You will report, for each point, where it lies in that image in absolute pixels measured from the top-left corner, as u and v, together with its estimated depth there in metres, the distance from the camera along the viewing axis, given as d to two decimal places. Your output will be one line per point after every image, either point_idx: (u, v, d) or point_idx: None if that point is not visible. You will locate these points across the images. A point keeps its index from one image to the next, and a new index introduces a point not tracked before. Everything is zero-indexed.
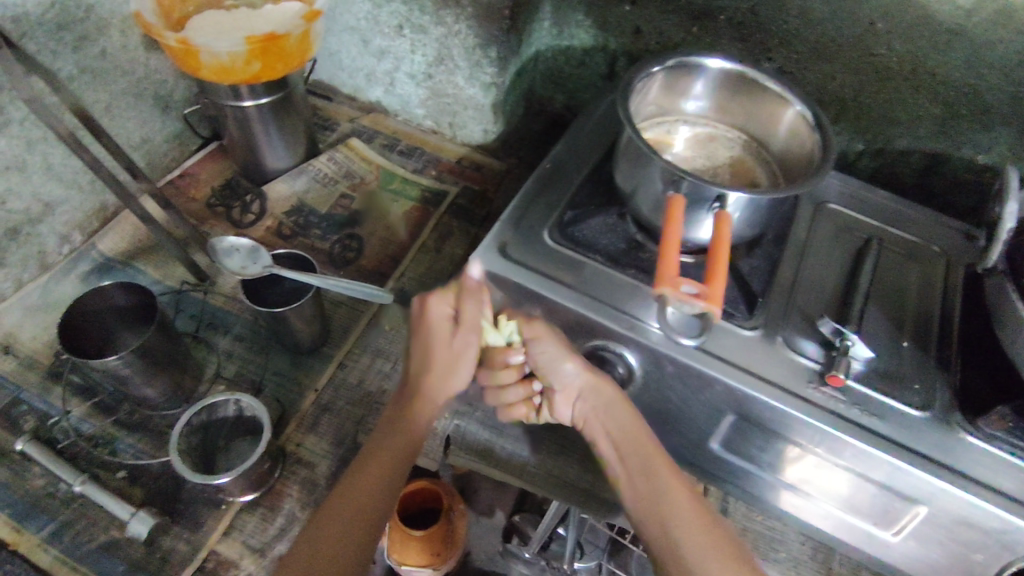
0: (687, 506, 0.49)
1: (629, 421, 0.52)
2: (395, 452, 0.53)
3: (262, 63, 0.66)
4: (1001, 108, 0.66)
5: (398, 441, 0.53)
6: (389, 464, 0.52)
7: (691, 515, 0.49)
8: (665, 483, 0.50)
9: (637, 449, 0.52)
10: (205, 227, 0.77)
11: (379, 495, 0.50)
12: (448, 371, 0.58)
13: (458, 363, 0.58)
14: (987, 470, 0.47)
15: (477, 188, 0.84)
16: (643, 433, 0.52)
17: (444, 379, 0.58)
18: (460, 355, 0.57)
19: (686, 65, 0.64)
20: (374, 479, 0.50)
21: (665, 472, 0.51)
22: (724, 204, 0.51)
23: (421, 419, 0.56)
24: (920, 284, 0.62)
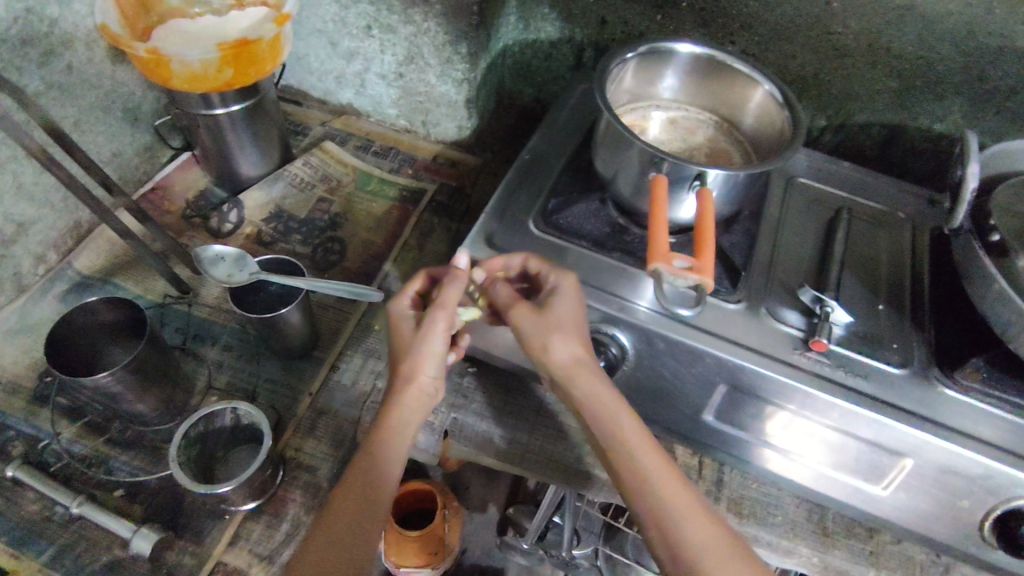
0: (685, 501, 0.48)
1: (614, 410, 0.51)
2: (385, 456, 0.49)
3: (235, 70, 0.66)
4: (954, 78, 0.68)
5: (388, 444, 0.50)
6: (380, 470, 0.49)
7: (692, 510, 0.48)
8: (658, 475, 0.49)
9: (626, 438, 0.50)
10: (184, 239, 0.77)
11: (372, 504, 0.47)
12: (418, 361, 0.52)
13: (427, 350, 0.52)
14: (967, 420, 0.50)
15: (453, 184, 0.85)
16: (629, 421, 0.51)
17: (418, 370, 0.52)
18: (428, 344, 0.52)
19: (657, 51, 0.62)
20: (371, 478, 0.48)
21: (655, 462, 0.49)
22: (705, 181, 0.50)
23: (403, 416, 0.51)
24: (890, 249, 0.63)
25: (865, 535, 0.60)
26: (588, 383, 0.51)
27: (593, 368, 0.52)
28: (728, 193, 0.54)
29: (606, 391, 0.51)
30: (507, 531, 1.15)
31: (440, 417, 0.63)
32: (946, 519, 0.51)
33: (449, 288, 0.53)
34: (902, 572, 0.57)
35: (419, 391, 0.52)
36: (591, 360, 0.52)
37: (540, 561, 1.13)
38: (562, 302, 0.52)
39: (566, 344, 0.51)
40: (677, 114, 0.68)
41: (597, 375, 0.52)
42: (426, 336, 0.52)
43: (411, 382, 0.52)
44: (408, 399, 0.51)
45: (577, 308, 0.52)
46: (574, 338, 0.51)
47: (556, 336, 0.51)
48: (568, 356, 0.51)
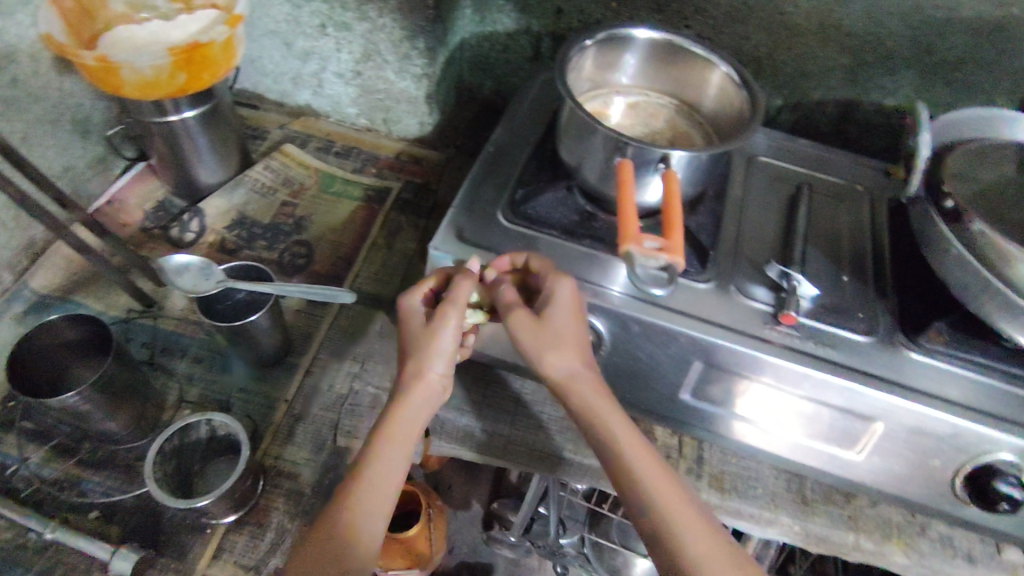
0: (678, 502, 0.48)
1: (612, 415, 0.51)
2: (389, 459, 0.49)
3: (188, 75, 0.64)
4: (901, 51, 0.71)
5: (391, 447, 0.49)
6: (382, 473, 0.48)
7: (686, 510, 0.48)
8: (654, 477, 0.49)
9: (624, 443, 0.50)
10: (144, 252, 0.74)
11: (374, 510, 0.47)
12: (426, 358, 0.52)
13: (436, 347, 0.52)
14: (933, 381, 0.51)
15: (419, 181, 0.85)
16: (626, 427, 0.51)
17: (425, 366, 0.52)
18: (437, 340, 0.52)
19: (615, 38, 0.62)
20: (374, 482, 0.48)
21: (651, 467, 0.50)
22: (669, 163, 0.51)
23: (408, 415, 0.51)
24: (850, 221, 0.65)
25: (843, 501, 0.61)
26: (585, 392, 0.51)
27: (591, 376, 0.52)
28: (692, 174, 0.54)
29: (603, 399, 0.52)
30: (493, 526, 1.16)
31: None
32: (918, 478, 0.53)
33: (461, 284, 0.52)
34: (880, 534, 0.59)
35: (427, 387, 0.52)
36: (588, 370, 0.52)
37: (528, 553, 1.14)
38: (562, 308, 0.51)
39: (564, 354, 0.51)
40: (638, 99, 0.69)
41: (594, 384, 0.52)
42: (435, 333, 0.52)
43: (418, 380, 0.52)
44: (414, 396, 0.51)
45: (575, 317, 0.51)
46: (571, 349, 0.51)
47: (555, 347, 0.51)
48: (567, 366, 0.51)
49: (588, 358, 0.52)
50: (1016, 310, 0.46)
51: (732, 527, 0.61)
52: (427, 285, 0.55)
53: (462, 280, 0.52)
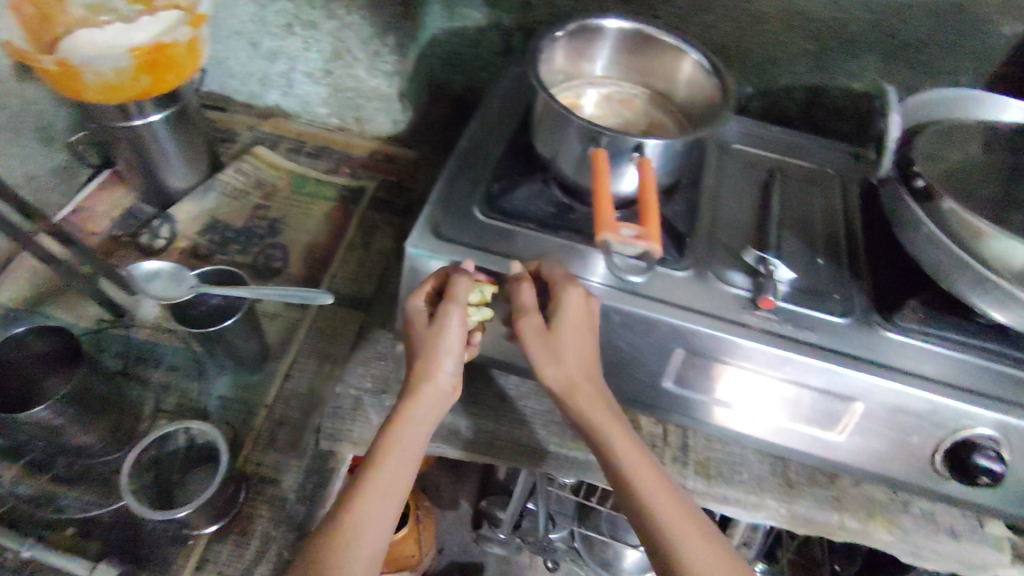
0: (675, 508, 0.49)
1: (615, 425, 0.51)
2: (396, 464, 0.49)
3: (152, 77, 0.63)
4: (865, 36, 0.73)
5: (397, 452, 0.49)
6: (389, 478, 0.48)
7: (681, 517, 0.48)
8: (657, 487, 0.49)
9: (626, 452, 0.50)
10: (114, 259, 0.72)
11: (377, 511, 0.47)
12: (434, 358, 0.52)
13: (443, 346, 0.52)
14: (910, 359, 0.52)
15: (393, 179, 0.84)
16: (629, 436, 0.52)
17: (434, 368, 0.52)
18: (444, 339, 0.52)
19: (585, 29, 0.62)
20: (379, 483, 0.48)
21: (652, 475, 0.50)
22: (644, 152, 0.51)
23: (416, 416, 0.51)
24: (823, 205, 0.66)
25: (827, 482, 0.62)
26: (589, 402, 0.52)
27: (596, 385, 0.53)
28: (667, 163, 0.55)
29: (606, 407, 0.52)
30: (483, 524, 1.16)
31: None
32: (899, 456, 0.54)
33: (459, 282, 0.51)
34: (864, 512, 0.60)
35: (436, 389, 0.52)
36: (592, 380, 0.52)
37: (518, 549, 1.14)
38: (573, 317, 0.50)
39: (569, 364, 0.52)
40: (611, 90, 0.69)
41: (598, 393, 0.52)
42: (441, 330, 0.52)
43: (427, 381, 0.52)
44: (422, 397, 0.51)
45: (585, 331, 0.51)
46: (578, 357, 0.52)
47: (560, 357, 0.51)
48: (571, 376, 0.52)
49: (592, 368, 0.53)
50: (987, 286, 0.47)
51: (719, 512, 0.61)
52: (430, 285, 0.54)
53: (461, 276, 0.52)
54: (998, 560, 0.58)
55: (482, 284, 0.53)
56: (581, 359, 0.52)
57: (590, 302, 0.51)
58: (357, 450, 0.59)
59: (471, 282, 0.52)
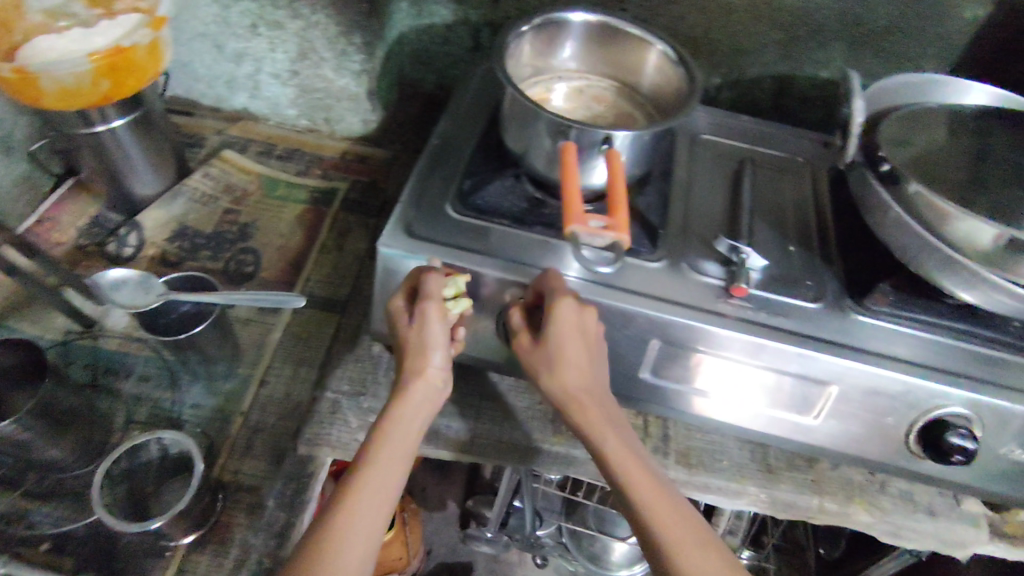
0: (673, 512, 0.48)
1: (617, 432, 0.51)
2: (388, 464, 0.48)
3: (113, 82, 0.62)
4: (829, 24, 0.74)
5: (390, 451, 0.49)
6: (382, 478, 0.47)
7: (679, 521, 0.48)
8: (654, 486, 0.49)
9: (626, 458, 0.50)
10: (80, 269, 0.71)
11: (371, 512, 0.46)
12: (423, 354, 0.51)
13: (429, 342, 0.51)
14: (881, 341, 0.53)
15: (366, 179, 0.83)
16: (632, 443, 0.51)
17: (422, 364, 0.51)
18: (428, 335, 0.51)
19: (552, 22, 0.62)
20: (373, 484, 0.47)
21: (651, 480, 0.49)
22: (613, 144, 0.51)
23: (407, 414, 0.50)
24: (793, 193, 0.67)
25: (806, 467, 0.63)
26: (594, 410, 0.51)
27: (600, 393, 0.52)
28: (637, 154, 0.55)
29: (610, 414, 0.51)
30: (470, 524, 1.15)
31: None
32: (874, 438, 0.54)
33: (429, 279, 0.50)
34: (844, 495, 0.61)
35: (428, 384, 0.51)
36: (596, 389, 0.52)
37: (506, 547, 1.14)
38: (569, 330, 0.49)
39: (571, 372, 0.51)
40: (580, 84, 0.69)
41: (602, 401, 0.52)
42: (422, 328, 0.50)
43: (417, 378, 0.51)
44: (412, 394, 0.51)
45: (588, 343, 0.50)
46: (576, 361, 0.51)
47: (562, 364, 0.51)
48: (575, 384, 0.51)
49: (598, 377, 0.52)
50: (954, 267, 0.47)
51: (701, 501, 0.61)
52: (405, 286, 0.53)
53: (431, 273, 0.51)
54: (976, 536, 0.59)
55: (454, 276, 0.53)
56: (584, 368, 0.51)
57: (586, 315, 0.50)
58: (336, 453, 0.58)
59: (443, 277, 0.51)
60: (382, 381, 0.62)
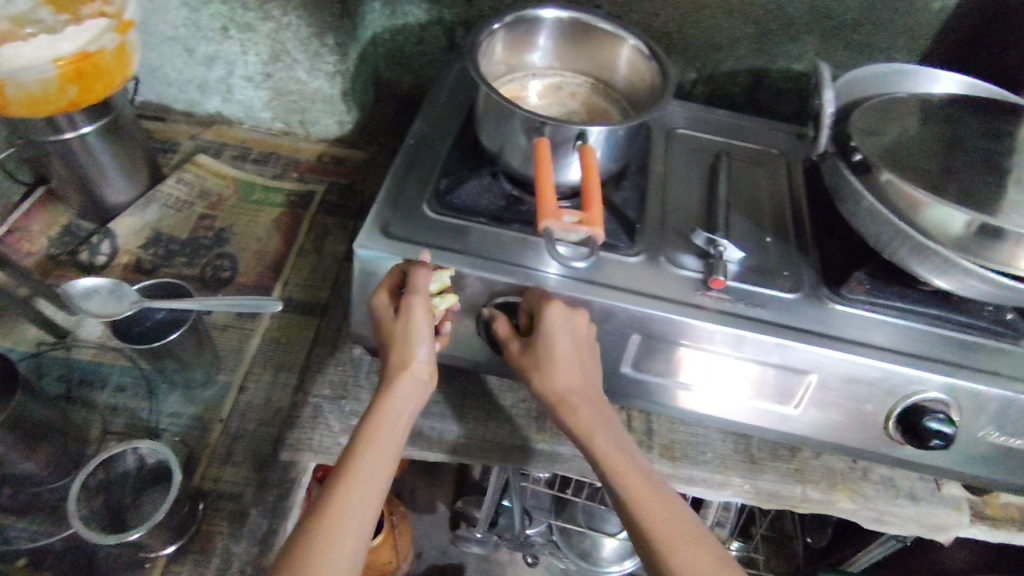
0: (664, 508, 0.48)
1: (609, 432, 0.51)
2: (374, 463, 0.48)
3: (79, 88, 0.61)
4: (801, 18, 0.74)
5: (376, 450, 0.48)
6: (368, 477, 0.47)
7: (670, 517, 0.48)
8: (644, 483, 0.50)
9: (618, 457, 0.51)
10: (52, 280, 0.69)
11: (360, 508, 0.46)
12: (408, 348, 0.50)
13: (415, 336, 0.50)
14: (858, 329, 0.53)
15: (343, 182, 0.83)
16: (626, 443, 0.52)
17: (408, 356, 0.50)
18: (414, 330, 0.50)
19: (524, 20, 0.62)
20: (360, 479, 0.47)
21: (644, 478, 0.50)
22: (587, 139, 0.51)
23: (393, 407, 0.50)
24: (769, 185, 0.67)
25: (788, 455, 0.63)
26: (587, 411, 0.52)
27: (592, 394, 0.53)
28: (612, 149, 0.55)
29: (603, 415, 0.52)
30: (460, 525, 1.15)
31: None
32: (854, 425, 0.55)
33: (419, 273, 0.50)
34: (826, 483, 0.61)
35: (412, 378, 0.51)
36: (588, 390, 0.52)
37: (496, 547, 1.13)
38: (561, 333, 0.50)
39: (562, 374, 0.52)
40: (554, 80, 0.69)
41: (594, 402, 0.52)
42: (408, 322, 0.50)
43: (403, 370, 0.50)
44: (398, 387, 0.50)
45: (580, 345, 0.51)
46: (567, 364, 0.51)
47: (552, 367, 0.51)
48: (566, 386, 0.52)
49: (590, 378, 0.53)
50: (927, 254, 0.48)
51: (686, 493, 0.61)
52: (390, 282, 0.53)
53: (417, 267, 0.51)
54: (958, 520, 0.60)
55: (439, 271, 0.52)
56: (575, 370, 0.52)
57: (576, 317, 0.51)
58: (318, 459, 0.58)
59: (429, 271, 0.51)
60: (363, 384, 0.62)
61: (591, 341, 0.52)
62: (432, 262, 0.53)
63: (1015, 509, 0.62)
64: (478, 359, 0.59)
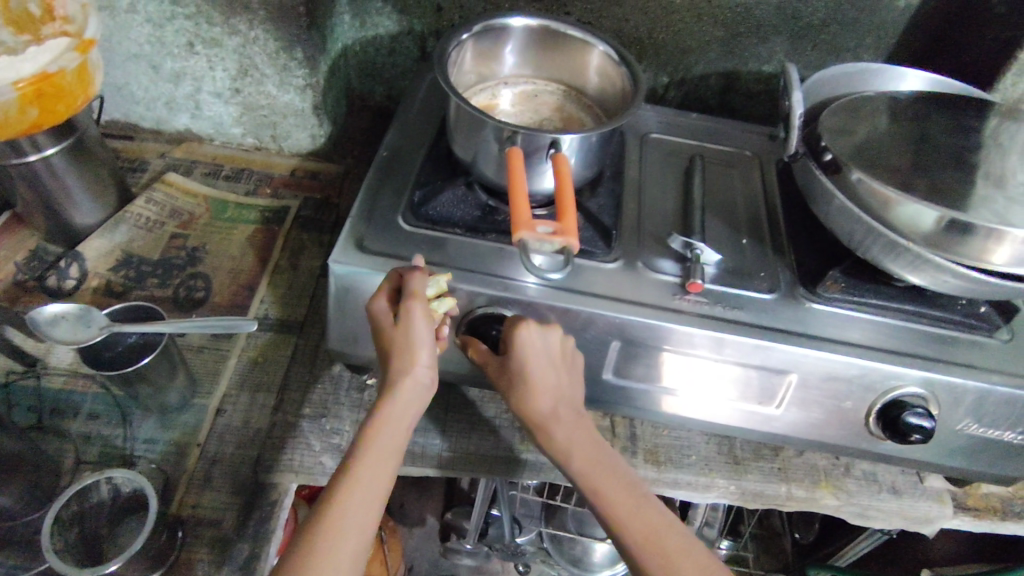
0: (649, 523, 0.49)
1: (590, 449, 0.52)
2: (370, 478, 0.47)
3: (41, 109, 0.60)
4: (770, 19, 0.75)
5: (372, 465, 0.48)
6: (364, 495, 0.46)
7: (655, 532, 0.48)
8: (630, 496, 0.50)
9: (600, 475, 0.51)
10: (19, 306, 0.68)
11: (361, 517, 0.46)
12: (410, 354, 0.49)
13: (415, 342, 0.49)
14: (836, 327, 0.54)
15: (318, 196, 0.82)
16: (609, 458, 0.52)
17: (410, 363, 0.49)
18: (416, 336, 0.49)
19: (492, 29, 0.62)
20: (362, 487, 0.46)
21: (628, 493, 0.50)
22: (559, 148, 0.51)
23: (394, 413, 0.49)
24: (742, 188, 0.68)
25: (772, 455, 0.63)
26: (567, 431, 0.52)
27: (572, 413, 0.53)
28: (585, 157, 0.54)
29: (584, 433, 0.53)
30: (450, 538, 1.14)
31: (346, 437, 0.60)
32: (836, 423, 0.55)
33: (415, 279, 0.49)
34: (810, 481, 0.62)
35: (414, 385, 0.50)
36: (568, 410, 0.53)
37: (488, 557, 1.14)
38: (534, 352, 0.50)
39: (537, 396, 0.52)
40: (526, 88, 0.70)
41: (574, 421, 0.53)
42: (409, 328, 0.49)
43: (405, 377, 0.49)
44: (399, 395, 0.49)
45: (557, 364, 0.51)
46: (547, 383, 0.52)
47: (529, 385, 0.52)
48: (544, 407, 0.52)
49: (570, 396, 0.53)
50: (899, 250, 0.48)
51: (671, 497, 0.61)
52: (387, 285, 0.51)
53: (414, 273, 0.50)
54: (940, 512, 0.61)
55: (436, 275, 0.51)
56: (554, 388, 0.52)
57: (551, 334, 0.51)
58: (300, 479, 0.57)
59: (425, 275, 0.50)
60: (342, 402, 0.62)
61: (574, 351, 0.52)
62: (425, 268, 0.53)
63: (996, 499, 0.63)
64: (459, 371, 0.58)
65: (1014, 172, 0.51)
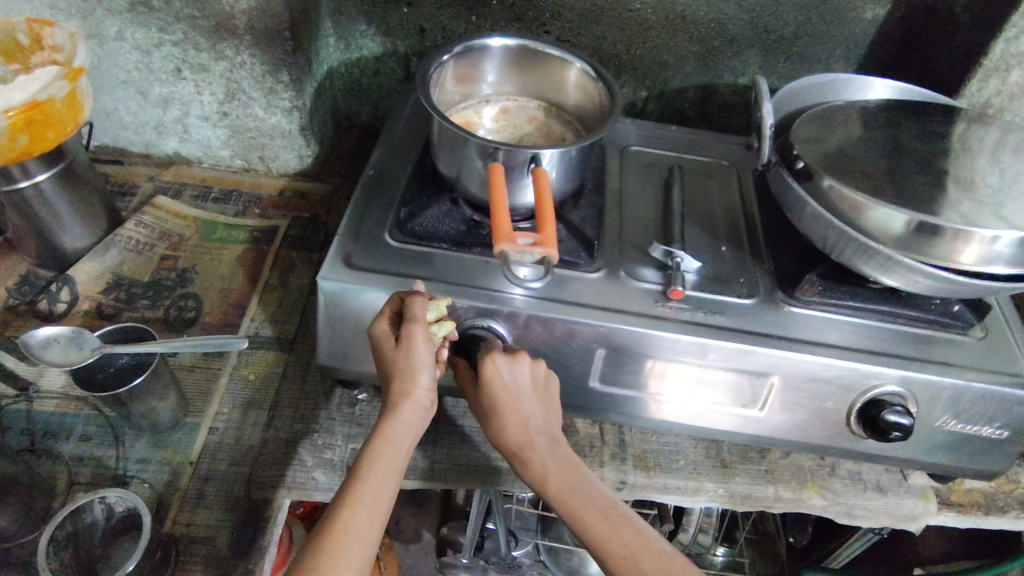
0: (627, 546, 0.50)
1: (567, 474, 0.53)
2: (372, 498, 0.48)
3: (30, 135, 0.61)
4: (742, 33, 0.77)
5: (374, 485, 0.48)
6: (366, 514, 0.47)
7: (634, 554, 0.49)
8: (608, 516, 0.51)
9: (576, 501, 0.52)
10: (11, 331, 0.68)
11: (361, 533, 0.46)
12: (411, 376, 0.50)
13: (416, 365, 0.50)
14: (814, 330, 0.55)
15: (306, 214, 0.83)
16: (586, 482, 0.53)
17: (411, 385, 0.51)
18: (416, 357, 0.50)
19: (472, 49, 0.64)
20: (362, 505, 0.47)
21: (605, 515, 0.51)
22: (539, 162, 0.52)
23: (395, 434, 0.50)
24: (720, 197, 0.70)
25: (759, 457, 0.64)
26: (543, 458, 0.53)
27: (547, 441, 0.54)
28: (565, 171, 0.56)
29: (559, 460, 0.54)
30: (447, 553, 1.15)
31: (338, 452, 0.60)
32: (819, 424, 0.56)
33: (415, 302, 0.50)
34: (797, 481, 0.63)
35: (414, 405, 0.51)
36: (542, 438, 0.54)
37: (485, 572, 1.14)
38: (505, 386, 0.51)
39: (514, 425, 0.53)
40: (508, 105, 0.71)
41: (551, 446, 0.54)
42: (409, 352, 0.50)
43: (405, 398, 0.51)
44: (399, 417, 0.50)
45: (532, 395, 0.52)
46: (523, 410, 0.53)
47: (505, 416, 0.53)
48: (519, 437, 0.54)
49: (544, 425, 0.54)
50: (870, 253, 0.50)
51: (662, 502, 0.62)
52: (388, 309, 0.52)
53: (415, 296, 0.51)
54: (925, 508, 0.62)
55: (436, 300, 0.52)
56: (528, 418, 0.53)
57: (521, 366, 0.51)
58: (292, 494, 0.58)
59: (425, 300, 0.51)
60: (335, 417, 0.63)
61: (546, 379, 0.53)
62: (426, 290, 0.54)
63: (979, 494, 0.64)
64: (449, 383, 0.59)
65: (979, 176, 0.53)
